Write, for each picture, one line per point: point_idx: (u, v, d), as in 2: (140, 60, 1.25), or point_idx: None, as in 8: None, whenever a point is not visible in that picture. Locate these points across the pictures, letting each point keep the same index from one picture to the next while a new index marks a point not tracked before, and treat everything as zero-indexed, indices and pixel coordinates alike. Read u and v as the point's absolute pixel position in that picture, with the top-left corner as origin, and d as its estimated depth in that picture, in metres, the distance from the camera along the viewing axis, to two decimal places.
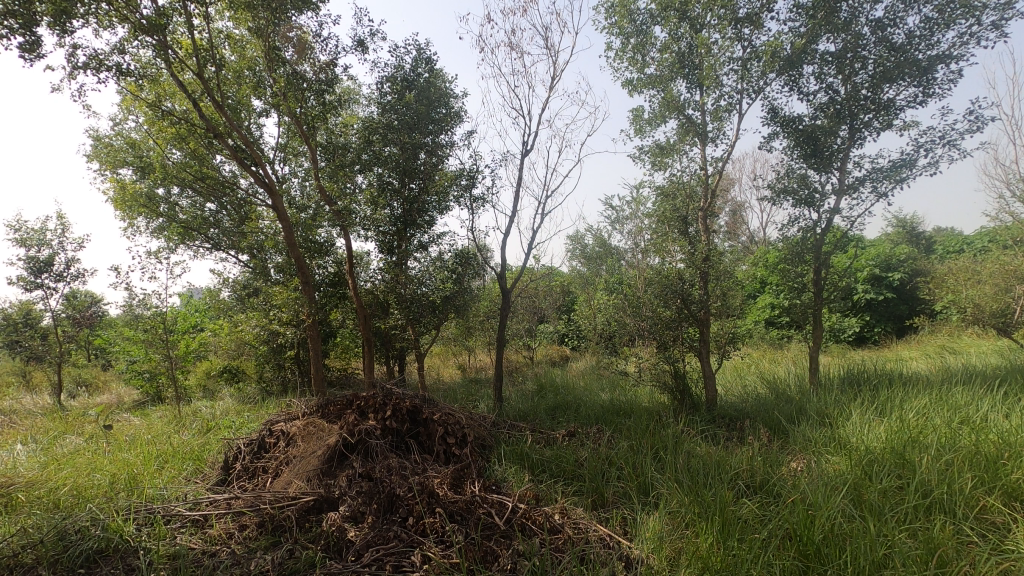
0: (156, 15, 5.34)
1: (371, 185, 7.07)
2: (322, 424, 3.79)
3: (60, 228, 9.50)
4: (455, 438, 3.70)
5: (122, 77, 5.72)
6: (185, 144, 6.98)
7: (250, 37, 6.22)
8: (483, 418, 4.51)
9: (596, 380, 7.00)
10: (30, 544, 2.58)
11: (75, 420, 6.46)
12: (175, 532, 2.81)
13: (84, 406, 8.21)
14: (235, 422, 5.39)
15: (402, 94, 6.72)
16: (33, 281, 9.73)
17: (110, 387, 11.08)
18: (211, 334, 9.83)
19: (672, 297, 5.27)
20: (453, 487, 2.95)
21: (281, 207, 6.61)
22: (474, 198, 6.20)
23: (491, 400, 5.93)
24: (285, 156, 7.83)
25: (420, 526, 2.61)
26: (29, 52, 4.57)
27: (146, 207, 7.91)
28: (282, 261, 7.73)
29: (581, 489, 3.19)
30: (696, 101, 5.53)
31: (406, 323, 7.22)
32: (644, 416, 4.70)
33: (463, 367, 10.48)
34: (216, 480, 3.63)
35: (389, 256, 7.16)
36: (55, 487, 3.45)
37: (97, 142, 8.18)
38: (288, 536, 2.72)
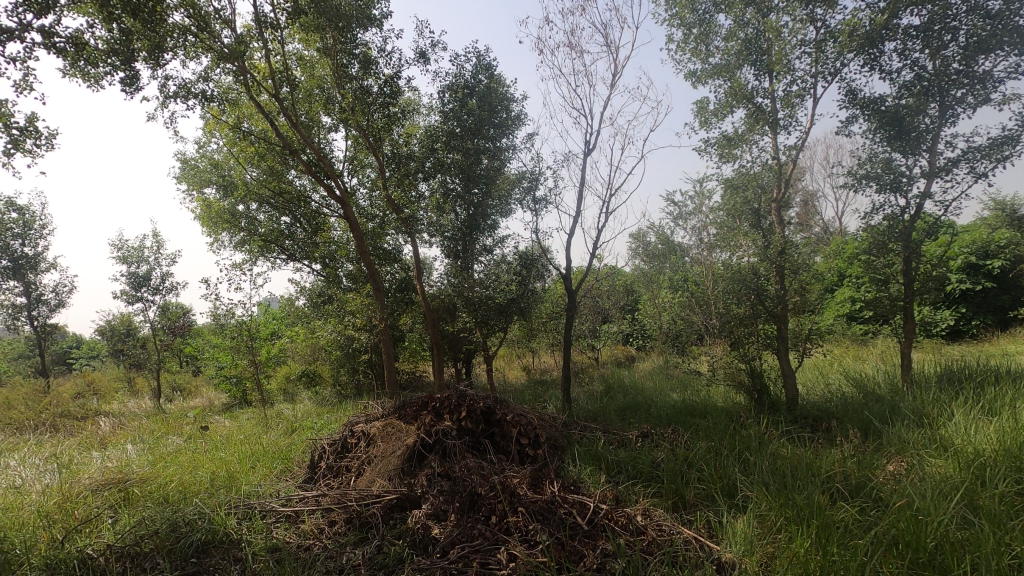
0: (236, 42, 5.73)
1: (437, 191, 7.27)
2: (400, 424, 3.91)
3: (155, 246, 10.28)
4: (529, 438, 3.73)
5: (207, 103, 6.17)
6: (263, 162, 7.43)
7: (319, 57, 6.56)
8: (554, 419, 4.51)
9: (666, 380, 6.84)
10: (148, 534, 2.82)
11: (176, 422, 7.01)
12: (271, 527, 2.98)
13: (181, 409, 8.86)
14: (316, 424, 5.67)
15: (463, 101, 6.84)
16: (134, 294, 10.63)
17: (202, 391, 11.94)
18: (289, 340, 10.37)
19: (745, 293, 5.07)
20: (533, 487, 2.96)
21: (353, 218, 6.95)
22: (537, 200, 6.24)
23: (560, 401, 5.93)
24: (353, 168, 8.13)
25: (504, 525, 2.64)
26: (129, 86, 5.03)
27: (229, 223, 8.49)
28: (354, 269, 8.06)
29: (661, 491, 3.13)
30: (765, 88, 5.32)
31: (474, 325, 7.36)
32: (721, 417, 4.55)
33: (528, 368, 10.52)
34: (304, 478, 3.83)
35: (455, 260, 7.35)
36: (164, 482, 3.75)
37: (185, 163, 8.81)
38: (375, 533, 2.82)
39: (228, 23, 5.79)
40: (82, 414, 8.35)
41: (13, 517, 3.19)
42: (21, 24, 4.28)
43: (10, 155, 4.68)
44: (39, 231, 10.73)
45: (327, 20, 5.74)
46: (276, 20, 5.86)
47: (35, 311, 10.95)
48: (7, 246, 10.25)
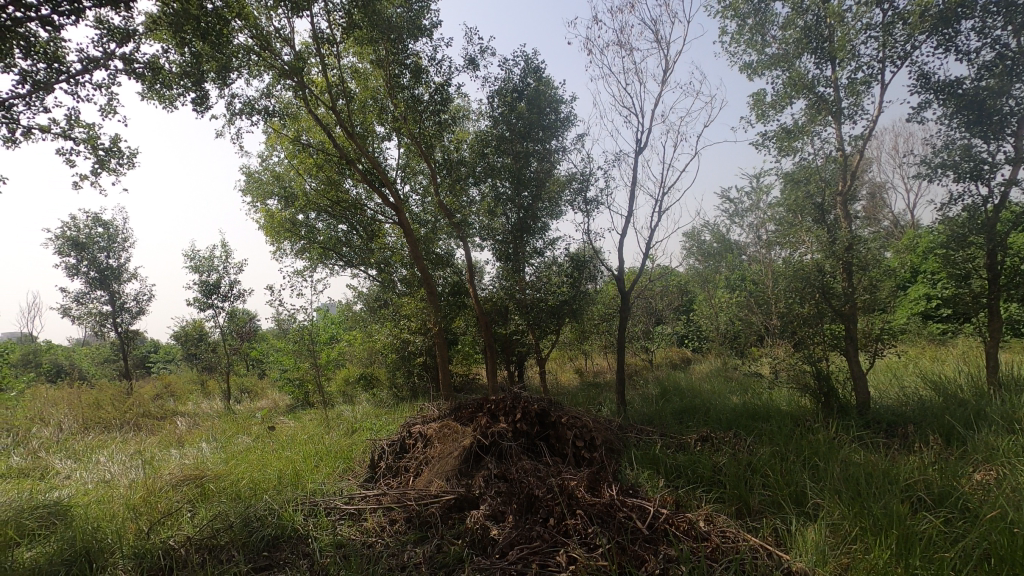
0: (295, 59, 5.99)
1: (487, 196, 7.36)
2: (456, 426, 3.97)
3: (224, 256, 10.87)
4: (584, 441, 3.70)
5: (269, 119, 6.48)
6: (321, 173, 7.72)
7: (372, 69, 6.78)
8: (609, 422, 4.46)
9: (725, 382, 6.63)
10: (224, 527, 2.97)
11: (245, 422, 7.38)
12: (335, 524, 3.09)
13: (249, 410, 9.31)
14: (375, 425, 5.83)
15: (512, 105, 6.89)
16: (206, 301, 11.27)
17: (268, 392, 12.53)
18: (348, 343, 10.71)
19: (809, 291, 4.84)
20: (590, 489, 2.93)
21: (407, 225, 7.13)
22: (588, 201, 6.19)
23: (614, 403, 5.84)
24: (406, 175, 8.33)
25: (563, 527, 2.63)
26: (200, 105, 5.35)
27: (291, 232, 8.88)
28: (408, 274, 8.27)
29: (723, 496, 3.04)
30: (828, 77, 5.08)
31: (527, 328, 7.40)
32: (785, 421, 4.37)
33: (581, 371, 10.44)
34: (365, 477, 3.95)
35: (506, 263, 7.42)
36: (236, 479, 3.96)
37: (250, 176, 9.27)
38: (435, 532, 2.88)
39: (288, 41, 6.07)
40: (161, 414, 8.92)
41: (104, 509, 3.44)
42: (105, 53, 4.63)
43: (98, 174, 5.08)
44: (122, 244, 11.56)
45: (379, 32, 5.92)
46: (332, 36, 6.09)
47: (119, 318, 11.80)
48: (94, 258, 11.10)
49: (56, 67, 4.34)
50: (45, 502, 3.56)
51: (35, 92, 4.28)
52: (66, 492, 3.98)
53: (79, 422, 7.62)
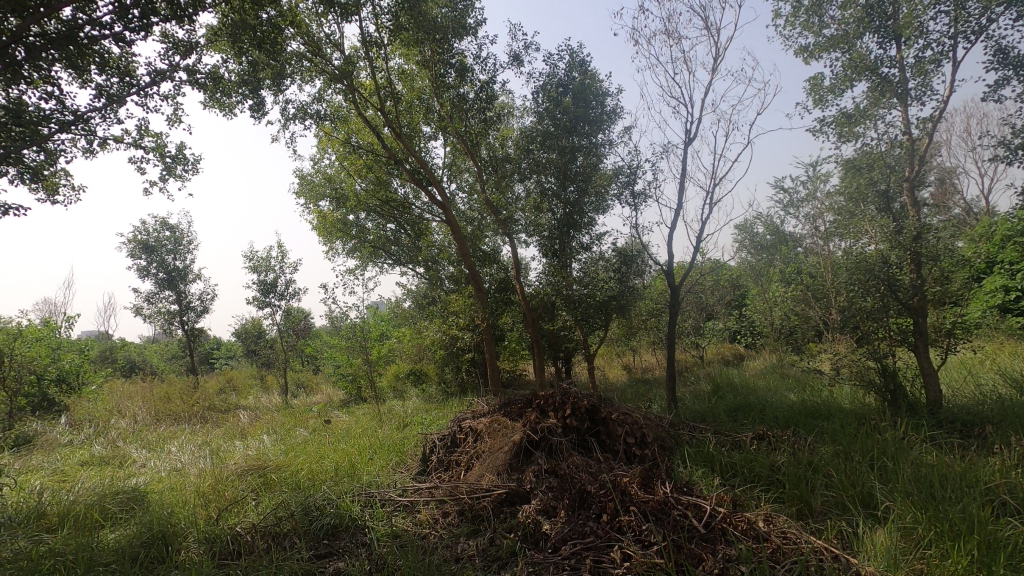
0: (344, 63, 6.16)
1: (533, 192, 7.34)
2: (505, 421, 4.00)
3: (280, 256, 11.31)
4: (636, 437, 3.65)
5: (321, 122, 6.69)
6: (370, 173, 7.92)
7: (418, 70, 6.89)
8: (660, 419, 4.39)
9: (781, 379, 6.39)
10: (286, 516, 3.10)
11: (302, 416, 7.67)
12: (390, 515, 3.18)
13: (306, 404, 9.66)
14: (426, 419, 5.95)
15: (557, 100, 6.85)
16: (264, 300, 11.77)
17: (323, 387, 12.99)
18: (397, 340, 10.95)
19: (873, 283, 4.60)
20: (644, 486, 2.88)
21: (454, 222, 7.23)
22: (636, 194, 6.09)
23: (665, 400, 5.74)
24: (452, 173, 8.44)
25: (616, 523, 2.61)
26: (257, 112, 5.58)
27: (342, 231, 9.16)
28: (455, 271, 8.38)
29: (783, 497, 2.94)
30: (892, 57, 4.81)
31: (575, 324, 7.36)
32: (849, 420, 4.18)
33: (629, 367, 10.30)
34: (418, 470, 4.04)
35: (553, 259, 7.40)
36: (296, 470, 4.13)
37: (303, 179, 9.59)
38: (487, 526, 2.92)
39: (338, 46, 6.24)
40: (225, 407, 9.40)
41: (177, 496, 3.66)
42: (171, 65, 4.88)
43: (166, 181, 5.38)
44: (187, 246, 12.20)
45: (425, 33, 6.01)
46: (380, 39, 6.23)
47: (185, 316, 12.48)
48: (162, 260, 11.76)
49: (127, 81, 4.61)
50: (125, 488, 3.82)
51: (109, 105, 4.56)
52: (143, 479, 4.25)
53: (152, 414, 8.12)
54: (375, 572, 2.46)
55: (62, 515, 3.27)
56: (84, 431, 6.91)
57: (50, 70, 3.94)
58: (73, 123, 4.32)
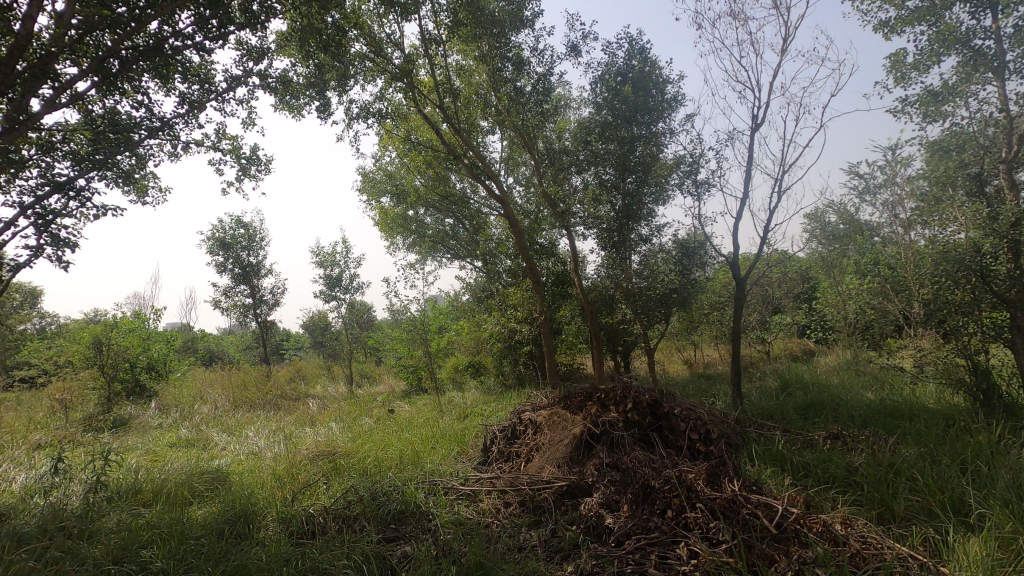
0: (404, 61, 6.30)
1: (591, 184, 7.26)
2: (566, 414, 4.00)
3: (345, 251, 11.75)
4: (700, 434, 3.55)
5: (382, 120, 6.88)
6: (430, 169, 8.08)
7: (475, 65, 6.94)
8: (725, 415, 4.26)
9: (857, 375, 6.05)
10: (355, 500, 3.23)
11: (367, 405, 7.96)
12: (454, 503, 3.26)
13: (370, 394, 10.01)
14: (485, 411, 6.04)
15: (616, 89, 6.73)
16: (330, 293, 12.27)
17: (385, 378, 13.41)
18: (456, 333, 11.15)
19: (964, 274, 4.27)
20: (710, 483, 2.81)
21: (512, 216, 7.28)
22: (698, 183, 5.91)
23: (730, 396, 5.56)
24: (509, 167, 8.48)
25: (682, 520, 2.56)
26: (324, 113, 5.80)
27: (402, 226, 9.46)
28: (513, 265, 8.44)
29: (861, 499, 2.79)
30: (987, 27, 4.43)
31: (635, 318, 7.23)
32: (934, 420, 3.91)
33: (690, 362, 10.04)
34: (479, 461, 4.11)
35: (612, 251, 7.31)
36: (363, 456, 4.30)
37: (365, 176, 9.89)
38: (548, 517, 2.94)
39: (398, 45, 6.38)
40: (296, 395, 9.88)
41: (256, 477, 3.89)
42: (245, 71, 5.14)
43: (242, 181, 5.69)
44: (260, 243, 12.89)
45: (483, 28, 6.06)
46: (438, 36, 6.32)
47: (259, 309, 13.19)
48: (237, 256, 12.49)
49: (206, 88, 4.90)
50: (210, 469, 4.10)
51: (191, 111, 4.86)
52: (224, 461, 4.55)
53: (231, 401, 8.65)
54: (441, 557, 2.53)
55: (157, 491, 3.55)
56: (171, 415, 7.47)
57: (140, 81, 4.25)
58: (160, 129, 4.65)
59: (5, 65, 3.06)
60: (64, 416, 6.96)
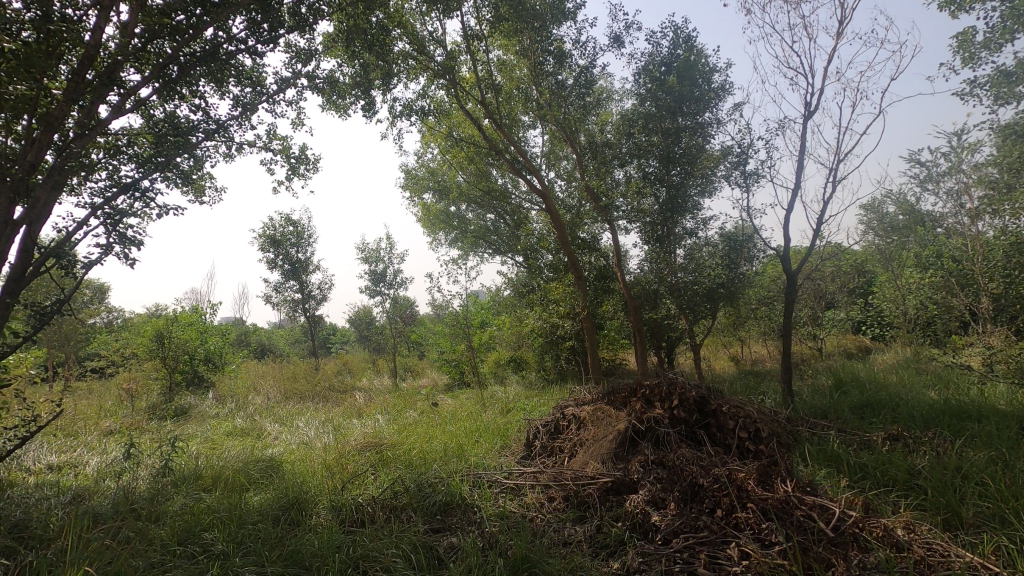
0: (446, 58, 6.35)
1: (634, 177, 7.12)
2: (610, 410, 3.96)
3: (389, 247, 11.99)
4: (749, 432, 3.46)
5: (424, 118, 6.96)
6: (471, 165, 8.14)
7: (516, 60, 6.94)
8: (775, 413, 4.14)
9: (917, 373, 5.75)
10: (402, 491, 3.30)
11: (411, 398, 8.11)
12: (498, 497, 3.29)
13: (414, 388, 10.19)
14: (528, 405, 6.06)
15: (661, 80, 6.60)
16: (375, 289, 12.54)
17: (428, 372, 13.62)
18: (497, 327, 11.21)
19: None
20: (762, 483, 2.74)
21: (554, 210, 7.25)
22: (746, 174, 5.73)
23: (780, 394, 5.39)
24: (550, 161, 8.44)
25: (732, 520, 2.50)
26: (368, 112, 5.92)
27: (443, 223, 9.94)
28: (555, 260, 8.43)
29: (924, 504, 2.66)
30: None
31: (680, 313, 7.09)
32: (1005, 423, 3.68)
33: (737, 358, 9.78)
34: (523, 455, 4.12)
35: (656, 245, 7.18)
36: (408, 448, 4.39)
37: (408, 173, 10.06)
38: (593, 513, 2.92)
39: (440, 42, 6.44)
40: (343, 388, 10.18)
41: (307, 466, 4.03)
42: (294, 73, 5.30)
43: (291, 179, 5.88)
44: (308, 240, 13.29)
45: (524, 22, 6.04)
46: (480, 32, 6.34)
47: (307, 304, 13.62)
48: (287, 253, 12.92)
49: (257, 91, 5.07)
50: (264, 457, 4.27)
51: (244, 113, 5.05)
52: (277, 450, 4.72)
53: (282, 392, 8.99)
54: (487, 550, 2.56)
55: (216, 477, 3.72)
56: (227, 405, 7.81)
57: (197, 85, 4.44)
58: (216, 132, 4.83)
59: (78, 74, 3.20)
60: (130, 405, 7.38)
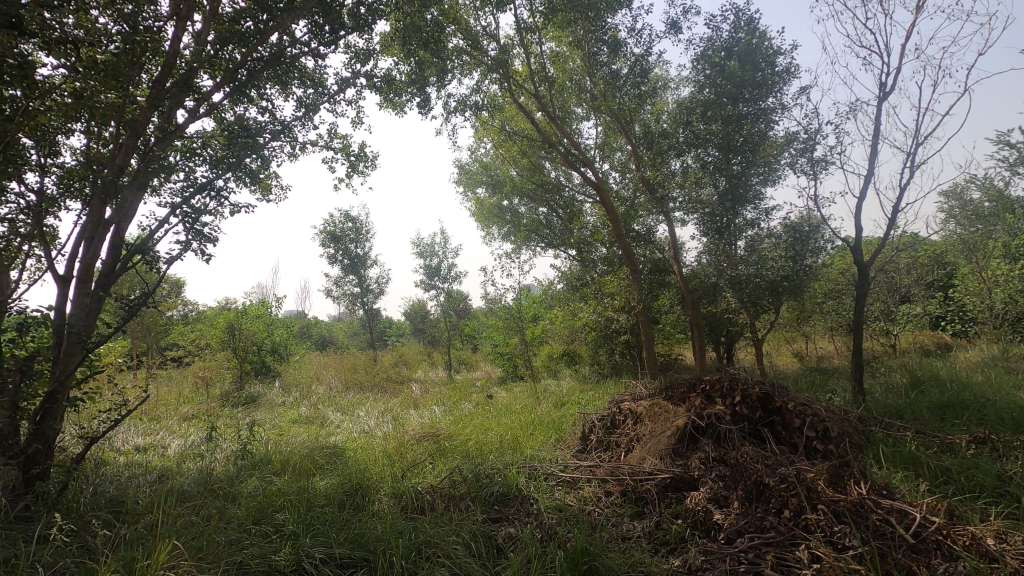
0: (499, 52, 6.37)
1: (692, 166, 6.94)
2: (667, 405, 3.89)
3: (443, 241, 12.19)
4: (818, 431, 3.31)
5: (478, 113, 7.01)
6: (525, 158, 8.15)
7: (569, 50, 6.87)
8: (845, 412, 3.94)
9: (1006, 373, 5.33)
10: (460, 481, 3.37)
11: (466, 390, 8.24)
12: (554, 489, 3.30)
13: (468, 380, 10.35)
14: (582, 399, 6.03)
15: (721, 66, 6.38)
16: (430, 283, 12.79)
17: (481, 364, 13.79)
18: (550, 321, 11.20)
19: None
20: (833, 484, 2.63)
21: (608, 202, 7.15)
22: (814, 161, 5.46)
23: (849, 392, 5.12)
24: (604, 153, 8.33)
25: (801, 521, 2.41)
26: (424, 108, 6.02)
27: (497, 217, 9.91)
28: (609, 253, 8.33)
29: (1016, 513, 2.48)
30: None
31: (741, 307, 6.86)
32: None
33: (801, 354, 9.37)
34: (578, 448, 4.12)
35: (715, 237, 6.98)
36: (465, 439, 4.47)
37: (461, 168, 10.19)
38: (652, 509, 2.89)
39: (493, 37, 6.46)
40: (400, 379, 10.48)
41: (369, 454, 4.18)
42: (354, 73, 5.45)
43: (351, 177, 6.06)
44: (366, 235, 13.70)
45: (578, 12, 5.97)
46: (533, 24, 6.32)
47: (366, 298, 14.06)
48: (346, 248, 13.36)
49: (319, 91, 5.24)
50: (328, 444, 4.45)
51: (307, 114, 5.24)
52: (340, 438, 4.92)
53: (343, 382, 9.34)
54: (545, 541, 2.57)
55: (284, 462, 3.91)
56: (293, 394, 8.20)
57: (265, 88, 4.64)
58: (281, 132, 5.05)
59: (159, 82, 3.46)
60: (206, 392, 7.86)
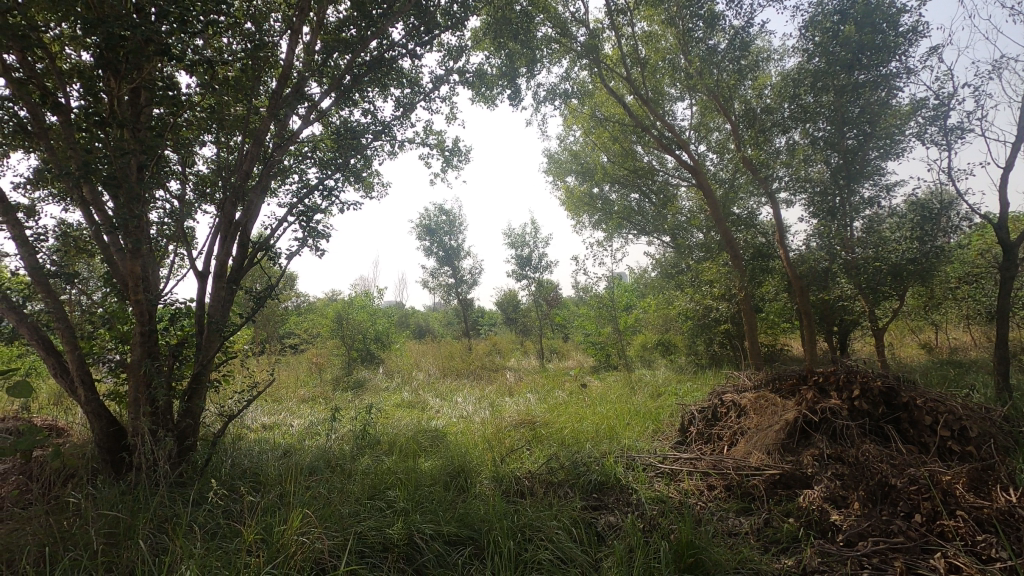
0: (589, 37, 6.28)
1: (800, 143, 6.44)
2: (775, 398, 3.68)
3: (534, 231, 12.28)
4: (953, 431, 2.99)
5: (568, 100, 6.97)
6: (616, 143, 7.98)
7: (662, 29, 6.61)
8: (986, 410, 3.53)
9: None
10: (558, 467, 3.41)
11: (559, 379, 8.29)
12: (653, 480, 3.26)
13: (561, 369, 10.39)
14: (680, 390, 5.86)
15: (834, 31, 5.85)
16: (521, 273, 12.95)
17: (573, 353, 13.76)
18: (644, 310, 10.95)
19: None
20: (974, 490, 2.38)
21: (706, 185, 6.84)
22: (947, 129, 4.87)
23: (992, 388, 4.55)
24: (701, 134, 7.97)
25: (936, 528, 2.21)
26: (514, 100, 6.08)
27: (587, 205, 9.61)
28: (706, 238, 7.97)
29: None
30: None
31: (858, 293, 6.30)
32: None
33: (929, 346, 8.45)
34: (678, 440, 4.01)
35: (827, 218, 6.44)
36: (560, 427, 4.51)
37: (551, 158, 10.19)
38: (760, 506, 2.77)
39: (583, 22, 6.37)
40: (494, 367, 10.74)
41: (469, 438, 4.34)
42: (448, 70, 5.62)
43: (446, 171, 6.27)
44: (459, 227, 14.12)
45: None
46: (623, 6, 6.16)
47: (460, 288, 14.52)
48: (440, 241, 13.86)
49: (414, 90, 5.46)
50: (430, 428, 4.68)
51: (405, 113, 5.48)
52: (441, 422, 5.15)
53: (440, 370, 9.74)
54: (648, 531, 2.55)
55: (392, 444, 4.17)
56: (395, 380, 8.68)
57: (367, 92, 4.91)
58: (382, 132, 5.32)
59: (277, 92, 3.79)
60: (319, 377, 8.52)
